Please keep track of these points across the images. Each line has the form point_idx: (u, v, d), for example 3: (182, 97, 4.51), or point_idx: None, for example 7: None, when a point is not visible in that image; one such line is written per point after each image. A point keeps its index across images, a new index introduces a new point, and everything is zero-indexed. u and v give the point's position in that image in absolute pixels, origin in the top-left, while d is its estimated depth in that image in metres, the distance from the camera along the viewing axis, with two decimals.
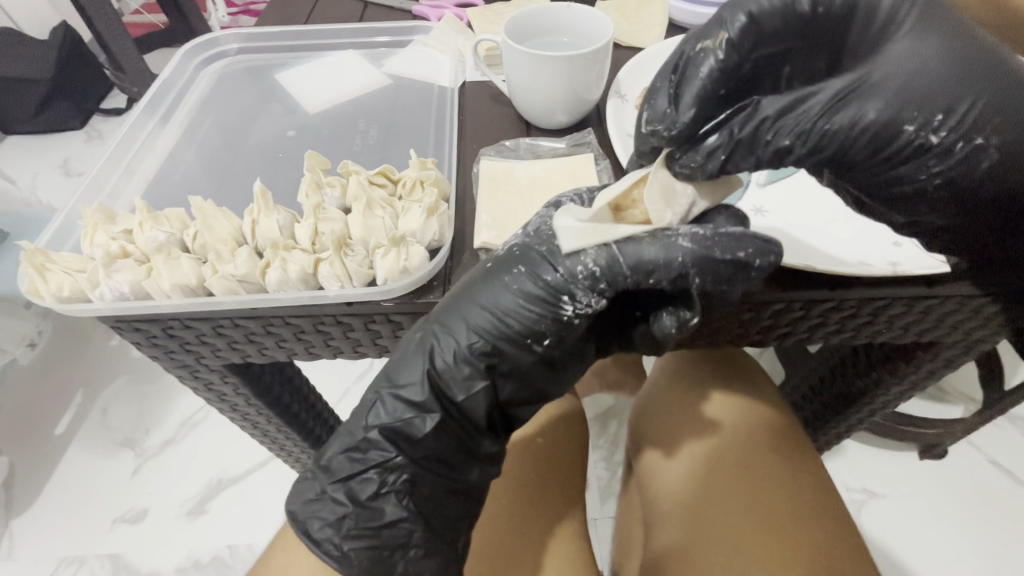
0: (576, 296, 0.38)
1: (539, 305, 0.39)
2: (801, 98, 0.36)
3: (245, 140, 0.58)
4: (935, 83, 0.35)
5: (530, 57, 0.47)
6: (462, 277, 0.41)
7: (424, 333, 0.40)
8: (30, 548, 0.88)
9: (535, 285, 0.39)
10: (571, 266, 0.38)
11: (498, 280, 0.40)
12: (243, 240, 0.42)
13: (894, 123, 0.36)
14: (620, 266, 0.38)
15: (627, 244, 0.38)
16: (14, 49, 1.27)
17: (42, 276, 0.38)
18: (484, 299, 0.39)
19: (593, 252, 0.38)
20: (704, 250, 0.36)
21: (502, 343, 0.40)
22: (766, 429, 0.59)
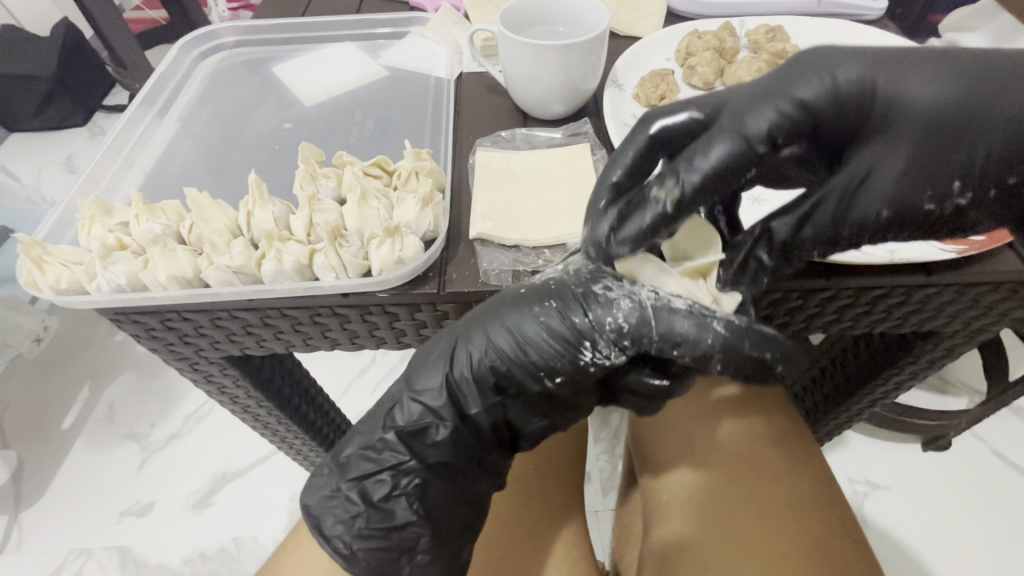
0: (598, 345, 0.37)
1: (560, 345, 0.37)
2: (802, 213, 0.35)
3: (242, 133, 0.58)
4: (935, 135, 0.30)
5: (524, 47, 0.47)
6: (497, 294, 0.40)
7: (447, 341, 0.40)
8: (38, 540, 0.89)
9: (560, 323, 0.37)
10: (600, 315, 0.36)
11: (526, 306, 0.38)
12: (239, 231, 0.42)
13: (910, 211, 0.32)
14: (649, 327, 0.35)
15: (662, 311, 0.35)
16: (16, 47, 1.28)
17: (39, 268, 0.38)
18: (509, 321, 0.38)
19: (626, 309, 0.36)
20: (736, 339, 0.34)
21: (515, 369, 0.39)
22: (776, 426, 0.59)
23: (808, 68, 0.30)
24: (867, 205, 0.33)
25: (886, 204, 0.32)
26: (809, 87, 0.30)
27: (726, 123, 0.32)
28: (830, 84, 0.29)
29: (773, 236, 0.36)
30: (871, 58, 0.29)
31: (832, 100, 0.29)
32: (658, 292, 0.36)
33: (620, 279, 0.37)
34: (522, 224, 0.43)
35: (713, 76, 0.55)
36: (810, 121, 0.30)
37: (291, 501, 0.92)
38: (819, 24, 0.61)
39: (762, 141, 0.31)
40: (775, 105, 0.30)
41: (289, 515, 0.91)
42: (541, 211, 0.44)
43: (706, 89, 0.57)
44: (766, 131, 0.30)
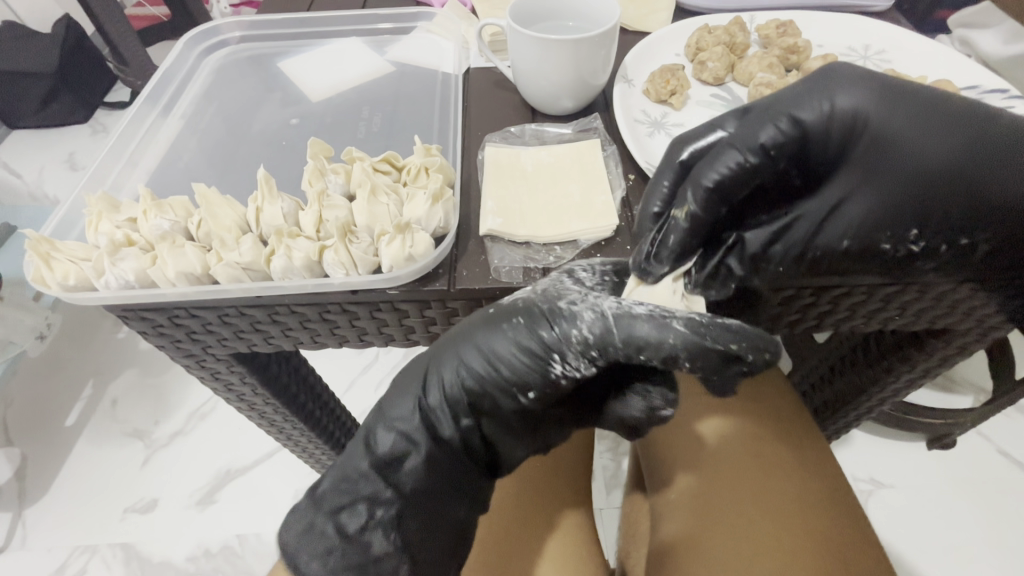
0: (566, 360, 0.37)
1: (529, 362, 0.38)
2: (782, 227, 0.42)
3: (247, 129, 0.58)
4: (900, 182, 0.40)
5: (534, 41, 0.46)
6: (467, 318, 0.41)
7: (420, 369, 0.41)
8: (43, 536, 0.90)
9: (527, 342, 0.37)
10: (564, 328, 0.37)
11: (491, 325, 0.38)
12: (247, 228, 0.41)
13: (869, 239, 0.40)
14: (612, 337, 0.36)
15: (624, 318, 0.36)
16: (17, 43, 1.27)
17: (48, 264, 0.38)
18: (475, 342, 0.39)
19: (587, 320, 0.36)
20: (696, 337, 0.34)
21: (489, 389, 0.39)
22: (779, 422, 0.59)
23: (810, 95, 0.39)
24: (835, 221, 0.41)
25: (851, 225, 0.41)
26: (807, 111, 0.38)
27: (735, 139, 0.38)
28: (826, 109, 0.38)
29: (747, 247, 0.41)
30: (867, 89, 0.38)
31: (819, 123, 0.39)
32: (623, 303, 0.37)
33: (583, 293, 0.38)
34: (533, 222, 0.43)
35: (724, 71, 0.55)
36: (801, 137, 0.39)
37: (294, 498, 0.92)
38: (830, 19, 0.60)
39: (759, 151, 0.38)
40: (775, 124, 0.38)
41: (292, 512, 0.91)
42: (551, 207, 0.44)
43: (716, 85, 0.56)
44: (765, 142, 0.38)
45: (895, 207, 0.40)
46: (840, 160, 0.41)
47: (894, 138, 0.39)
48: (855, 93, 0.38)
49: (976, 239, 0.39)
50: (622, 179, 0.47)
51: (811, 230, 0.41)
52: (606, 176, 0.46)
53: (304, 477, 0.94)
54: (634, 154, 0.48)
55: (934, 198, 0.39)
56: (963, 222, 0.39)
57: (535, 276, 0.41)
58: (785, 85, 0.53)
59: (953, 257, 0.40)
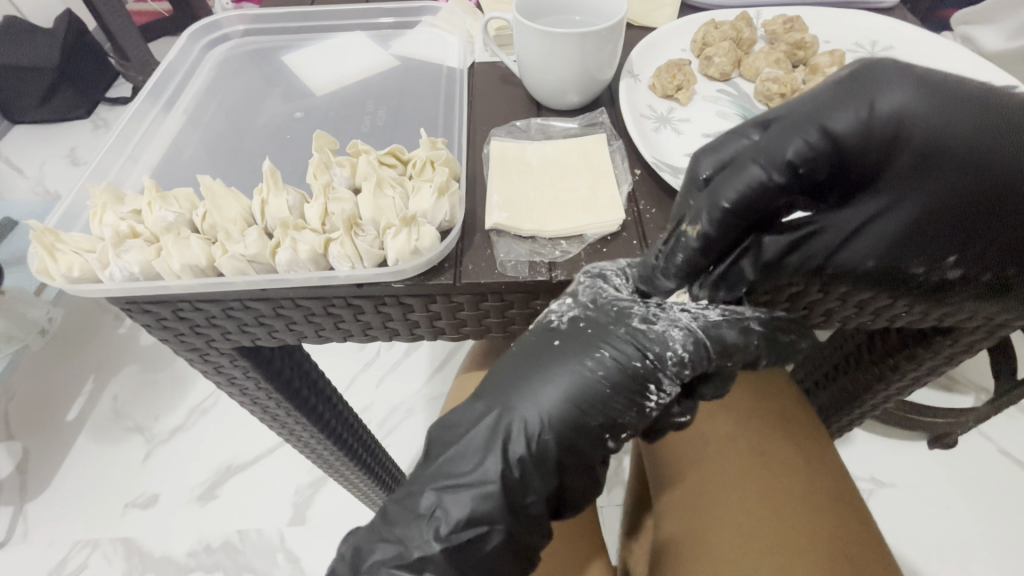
0: (664, 386, 0.38)
1: (625, 392, 0.38)
2: (799, 240, 0.40)
3: (251, 121, 0.58)
4: (936, 214, 0.37)
5: (539, 36, 0.46)
6: (525, 347, 0.39)
7: (493, 424, 0.37)
8: (43, 531, 0.89)
9: (620, 372, 0.38)
10: (659, 351, 0.38)
11: (576, 360, 0.38)
12: (252, 220, 0.41)
13: (896, 264, 0.39)
14: (706, 351, 0.38)
15: (711, 331, 0.39)
16: (19, 38, 1.27)
17: (51, 255, 0.37)
18: (560, 382, 0.38)
19: (680, 339, 0.38)
20: (776, 339, 0.40)
21: (580, 437, 0.37)
22: (783, 417, 0.59)
23: (844, 99, 0.33)
24: (860, 243, 0.39)
25: (881, 246, 0.39)
26: (842, 119, 0.33)
27: (758, 156, 0.35)
28: (865, 114, 0.33)
29: (765, 250, 0.40)
30: (914, 87, 0.33)
31: (858, 132, 0.33)
32: (694, 312, 0.40)
33: (645, 312, 0.39)
34: (537, 216, 0.43)
35: (730, 67, 0.54)
36: (835, 151, 0.34)
37: (295, 495, 0.92)
38: (836, 15, 0.60)
39: (786, 168, 0.35)
40: (805, 136, 0.34)
41: (292, 509, 0.90)
42: (557, 202, 0.44)
43: (722, 80, 0.56)
44: (793, 159, 0.34)
45: (933, 231, 0.38)
46: (874, 174, 0.36)
47: (937, 154, 0.34)
48: (900, 92, 0.33)
49: (1003, 269, 0.38)
50: (628, 174, 0.47)
51: (835, 244, 0.39)
52: (612, 170, 0.46)
53: (306, 473, 0.94)
54: (639, 148, 0.47)
55: (970, 226, 0.37)
56: (999, 245, 0.37)
57: (541, 269, 0.40)
58: (793, 80, 0.52)
59: (991, 283, 0.39)
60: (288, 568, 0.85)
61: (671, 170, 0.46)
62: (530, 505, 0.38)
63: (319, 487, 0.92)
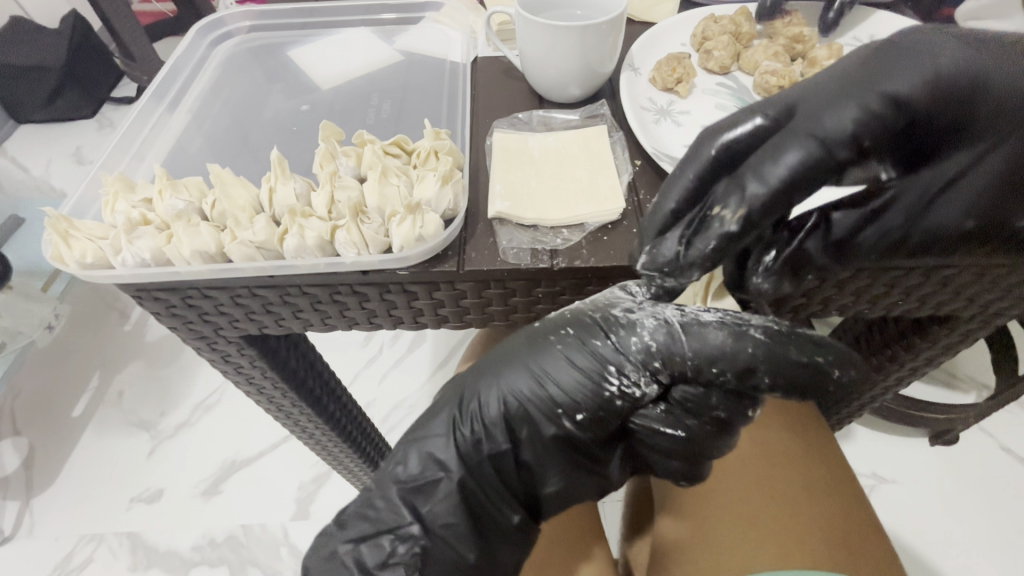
0: (626, 372, 0.38)
1: (586, 375, 0.39)
2: (879, 212, 0.38)
3: (258, 116, 0.59)
4: (1019, 170, 0.36)
5: (540, 30, 0.47)
6: (511, 337, 0.43)
7: (458, 389, 0.43)
8: (50, 525, 0.91)
9: (582, 355, 0.39)
10: (624, 338, 0.38)
11: (544, 342, 0.41)
12: (261, 208, 0.42)
13: (987, 228, 0.37)
14: (679, 346, 0.37)
15: (691, 326, 0.37)
16: (25, 39, 1.28)
17: (66, 242, 0.38)
18: (525, 359, 0.41)
19: (652, 330, 0.38)
20: (777, 346, 0.35)
21: (533, 409, 0.40)
22: (794, 417, 0.59)
23: (890, 66, 0.34)
24: (929, 215, 0.37)
25: (962, 213, 0.37)
26: (902, 81, 0.34)
27: (807, 128, 0.35)
28: (930, 72, 0.34)
29: (832, 231, 0.38)
30: (965, 48, 0.34)
31: (923, 91, 0.34)
32: (683, 316, 0.38)
33: (620, 316, 0.39)
34: (539, 204, 0.44)
35: (729, 60, 0.55)
36: (902, 110, 0.34)
37: (298, 490, 0.92)
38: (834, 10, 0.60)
39: (851, 138, 0.34)
40: (862, 102, 0.34)
41: (295, 503, 0.91)
42: (558, 191, 0.45)
43: (722, 73, 0.57)
44: (856, 128, 0.34)
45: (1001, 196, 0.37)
46: (944, 137, 0.36)
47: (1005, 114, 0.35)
48: (954, 52, 0.34)
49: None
50: (628, 165, 0.47)
51: (915, 215, 0.38)
52: (612, 160, 0.47)
53: (309, 467, 0.95)
54: (639, 138, 0.48)
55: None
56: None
57: (543, 257, 0.41)
58: (791, 72, 0.53)
59: None
60: (292, 562, 0.86)
61: (671, 160, 0.47)
62: (480, 465, 0.41)
63: (323, 482, 0.93)
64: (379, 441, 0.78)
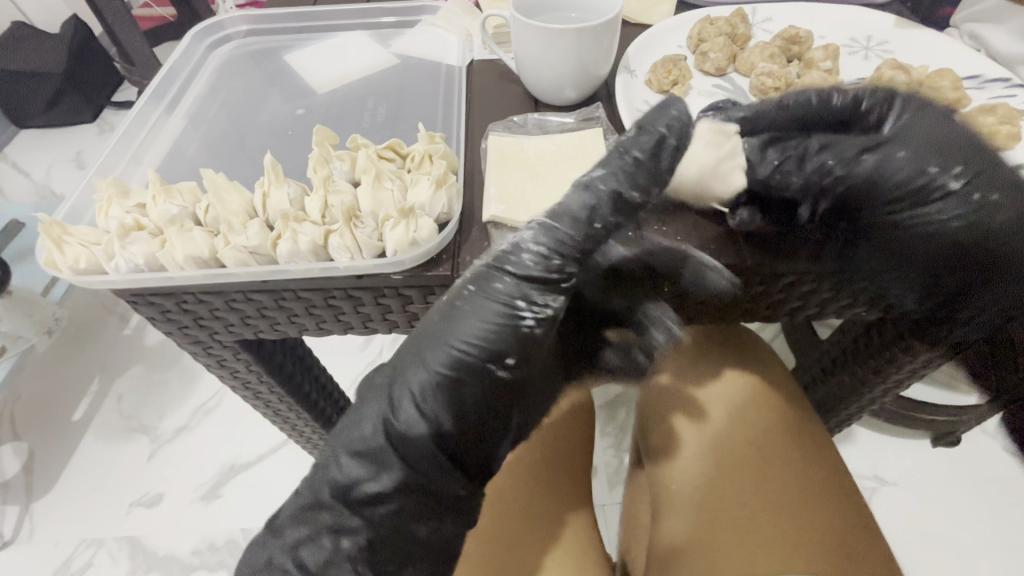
0: (532, 299, 0.38)
1: (489, 317, 0.37)
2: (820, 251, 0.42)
3: (254, 119, 0.59)
4: (935, 262, 0.41)
5: (535, 32, 0.47)
6: (426, 324, 0.39)
7: (385, 392, 0.39)
8: (50, 530, 0.90)
9: (490, 286, 0.38)
10: (517, 263, 0.38)
11: (449, 308, 0.39)
12: (255, 213, 0.42)
13: (881, 295, 0.43)
14: (564, 243, 0.38)
15: (571, 220, 0.38)
16: (26, 44, 1.29)
17: (59, 247, 0.38)
18: (443, 332, 0.38)
19: (536, 238, 0.37)
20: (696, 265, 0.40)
21: (465, 370, 0.38)
22: (778, 409, 0.59)
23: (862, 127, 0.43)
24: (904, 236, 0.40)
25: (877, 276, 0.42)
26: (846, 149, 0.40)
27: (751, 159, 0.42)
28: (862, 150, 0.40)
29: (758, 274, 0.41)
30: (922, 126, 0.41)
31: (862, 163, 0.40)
32: (590, 203, 0.38)
33: (512, 246, 0.39)
34: (536, 208, 0.43)
35: (726, 62, 0.55)
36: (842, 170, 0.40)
37: (297, 493, 0.92)
38: (833, 10, 0.60)
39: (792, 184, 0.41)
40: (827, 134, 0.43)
41: (294, 507, 0.91)
42: (555, 195, 0.45)
43: (718, 76, 0.57)
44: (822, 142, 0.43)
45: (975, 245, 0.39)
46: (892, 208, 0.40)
47: (970, 224, 0.39)
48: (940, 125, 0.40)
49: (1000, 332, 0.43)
50: None
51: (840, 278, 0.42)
52: None
53: (309, 471, 0.94)
54: None
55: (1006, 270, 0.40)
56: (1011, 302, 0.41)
57: None
58: (787, 74, 0.53)
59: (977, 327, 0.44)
60: None
61: None
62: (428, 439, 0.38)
63: None
64: None
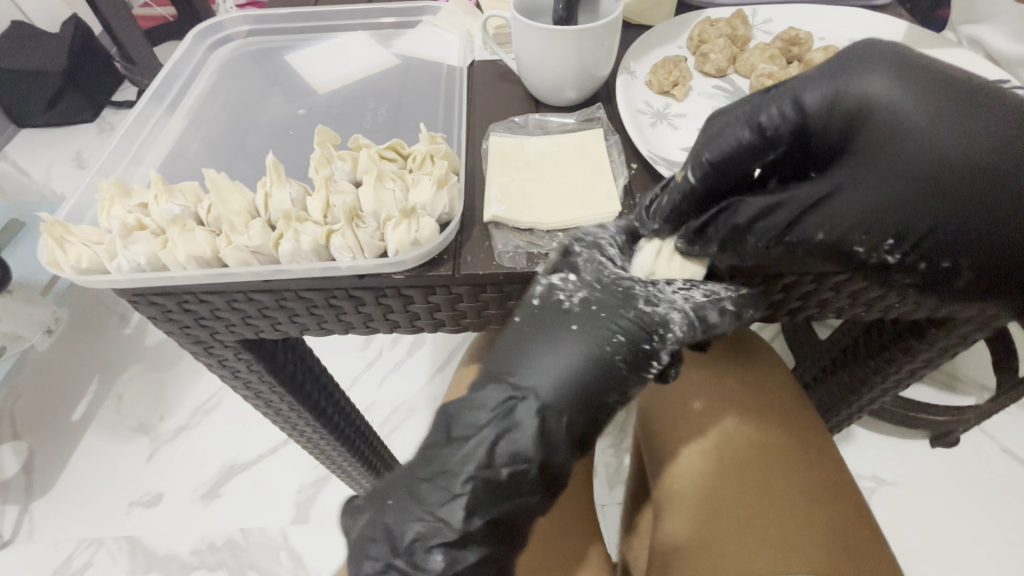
0: (659, 361, 0.38)
1: (631, 368, 0.37)
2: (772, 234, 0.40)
3: (255, 120, 0.59)
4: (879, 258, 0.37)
5: (536, 33, 0.47)
6: (536, 329, 0.38)
7: (504, 389, 0.37)
8: (49, 529, 0.90)
9: (632, 317, 0.37)
10: (660, 331, 0.37)
11: (585, 339, 0.37)
12: (256, 213, 0.42)
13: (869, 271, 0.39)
14: (696, 330, 0.38)
15: (702, 309, 0.39)
16: (27, 44, 1.29)
17: (61, 247, 0.39)
18: (566, 359, 0.36)
19: (679, 319, 0.38)
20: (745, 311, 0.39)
21: (592, 414, 0.37)
22: (779, 405, 0.60)
23: (826, 77, 0.35)
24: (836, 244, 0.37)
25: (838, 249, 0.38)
26: (771, 155, 0.37)
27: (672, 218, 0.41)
28: (776, 156, 0.38)
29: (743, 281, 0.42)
30: (894, 76, 0.33)
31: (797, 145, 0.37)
32: (706, 291, 0.40)
33: (648, 289, 0.39)
34: (536, 210, 0.43)
35: (726, 63, 0.55)
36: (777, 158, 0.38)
37: (297, 493, 0.92)
38: (832, 12, 0.60)
39: (757, 150, 0.37)
40: (778, 105, 0.36)
41: (294, 507, 0.91)
42: (555, 196, 0.45)
43: (718, 76, 0.57)
44: (764, 121, 0.36)
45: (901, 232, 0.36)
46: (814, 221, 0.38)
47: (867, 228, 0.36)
48: (883, 72, 0.34)
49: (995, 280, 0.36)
50: (624, 168, 0.48)
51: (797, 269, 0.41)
52: (609, 163, 0.47)
53: (309, 471, 0.95)
54: (636, 142, 0.48)
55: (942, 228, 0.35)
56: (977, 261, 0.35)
57: (539, 261, 0.41)
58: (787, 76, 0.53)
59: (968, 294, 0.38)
60: (291, 566, 0.86)
61: (667, 163, 0.47)
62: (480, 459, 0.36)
63: (322, 485, 0.93)
64: (378, 445, 0.78)
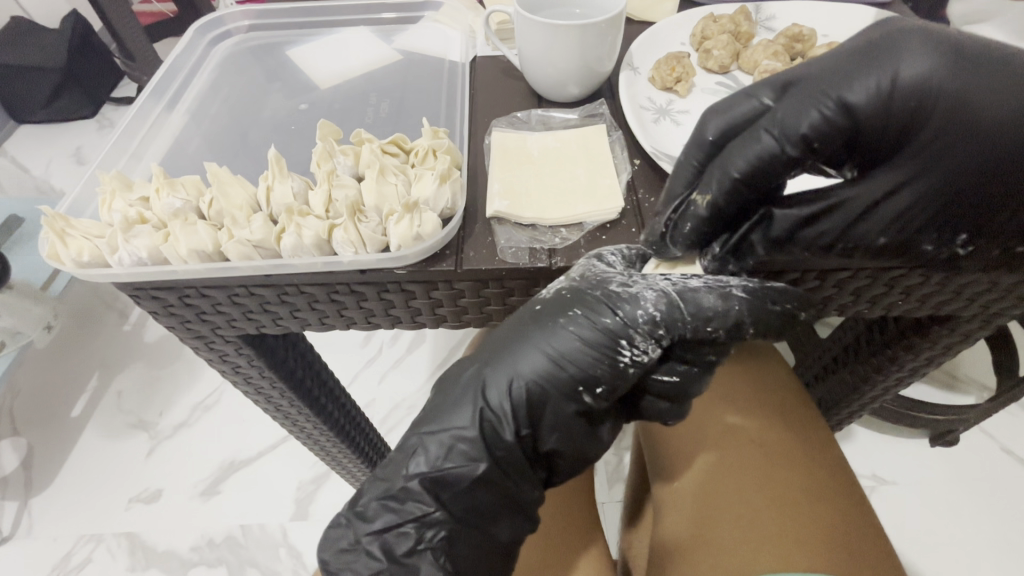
0: (635, 343, 0.38)
1: (599, 349, 0.38)
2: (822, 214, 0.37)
3: (256, 114, 0.59)
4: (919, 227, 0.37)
5: (539, 27, 0.47)
6: (514, 316, 0.41)
7: (472, 374, 0.40)
8: (48, 526, 0.90)
9: (599, 297, 0.38)
10: (630, 312, 0.38)
11: (551, 323, 0.39)
12: (258, 207, 0.42)
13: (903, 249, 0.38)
14: (679, 312, 0.37)
15: (686, 292, 0.38)
16: (26, 39, 1.28)
17: (62, 240, 0.38)
18: (535, 341, 0.39)
19: (654, 299, 0.38)
20: (758, 301, 0.38)
21: (551, 390, 0.39)
22: (781, 405, 0.60)
23: (870, 63, 0.33)
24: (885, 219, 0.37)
25: (890, 223, 0.37)
26: (859, 90, 0.32)
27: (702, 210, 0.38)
28: (884, 86, 0.32)
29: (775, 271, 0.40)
30: (932, 56, 0.32)
31: (873, 105, 0.32)
32: (709, 281, 0.39)
33: (629, 275, 0.39)
34: (538, 205, 0.43)
35: (729, 60, 0.55)
36: (852, 124, 0.33)
37: (296, 490, 0.92)
38: (835, 9, 0.60)
39: (800, 143, 0.34)
40: (820, 108, 0.33)
41: (294, 503, 0.91)
42: (558, 192, 0.45)
43: (721, 73, 0.57)
44: (808, 132, 0.33)
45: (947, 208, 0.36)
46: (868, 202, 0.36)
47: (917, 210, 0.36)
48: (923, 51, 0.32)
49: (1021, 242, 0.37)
50: (627, 164, 0.47)
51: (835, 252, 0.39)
52: (612, 159, 0.47)
53: (309, 467, 0.95)
54: (639, 137, 0.48)
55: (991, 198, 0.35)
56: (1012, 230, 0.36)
57: (541, 256, 0.41)
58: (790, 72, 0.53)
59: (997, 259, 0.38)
60: (291, 562, 0.86)
61: (670, 159, 0.47)
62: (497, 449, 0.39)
63: (322, 482, 0.93)
64: (378, 442, 0.78)
